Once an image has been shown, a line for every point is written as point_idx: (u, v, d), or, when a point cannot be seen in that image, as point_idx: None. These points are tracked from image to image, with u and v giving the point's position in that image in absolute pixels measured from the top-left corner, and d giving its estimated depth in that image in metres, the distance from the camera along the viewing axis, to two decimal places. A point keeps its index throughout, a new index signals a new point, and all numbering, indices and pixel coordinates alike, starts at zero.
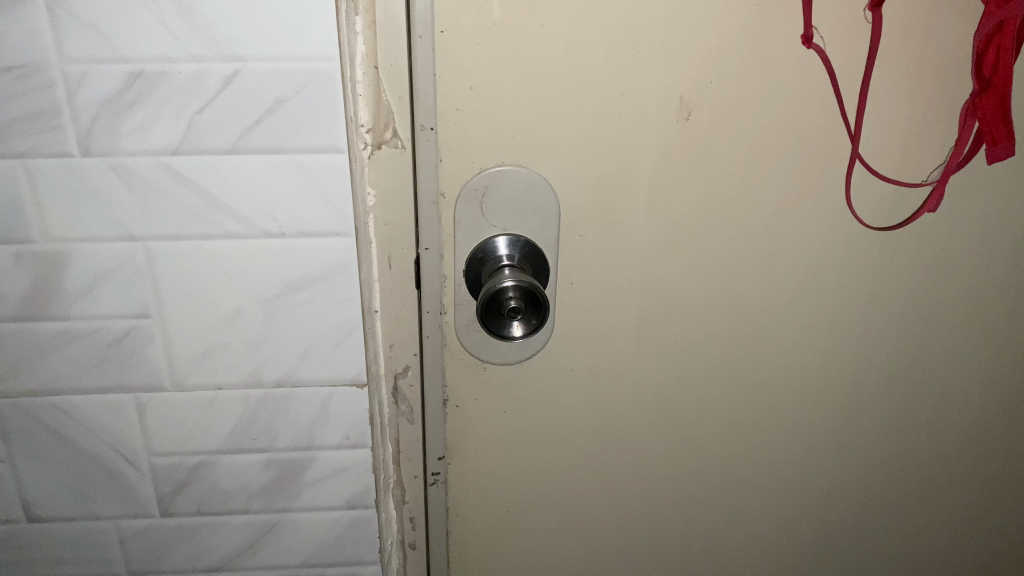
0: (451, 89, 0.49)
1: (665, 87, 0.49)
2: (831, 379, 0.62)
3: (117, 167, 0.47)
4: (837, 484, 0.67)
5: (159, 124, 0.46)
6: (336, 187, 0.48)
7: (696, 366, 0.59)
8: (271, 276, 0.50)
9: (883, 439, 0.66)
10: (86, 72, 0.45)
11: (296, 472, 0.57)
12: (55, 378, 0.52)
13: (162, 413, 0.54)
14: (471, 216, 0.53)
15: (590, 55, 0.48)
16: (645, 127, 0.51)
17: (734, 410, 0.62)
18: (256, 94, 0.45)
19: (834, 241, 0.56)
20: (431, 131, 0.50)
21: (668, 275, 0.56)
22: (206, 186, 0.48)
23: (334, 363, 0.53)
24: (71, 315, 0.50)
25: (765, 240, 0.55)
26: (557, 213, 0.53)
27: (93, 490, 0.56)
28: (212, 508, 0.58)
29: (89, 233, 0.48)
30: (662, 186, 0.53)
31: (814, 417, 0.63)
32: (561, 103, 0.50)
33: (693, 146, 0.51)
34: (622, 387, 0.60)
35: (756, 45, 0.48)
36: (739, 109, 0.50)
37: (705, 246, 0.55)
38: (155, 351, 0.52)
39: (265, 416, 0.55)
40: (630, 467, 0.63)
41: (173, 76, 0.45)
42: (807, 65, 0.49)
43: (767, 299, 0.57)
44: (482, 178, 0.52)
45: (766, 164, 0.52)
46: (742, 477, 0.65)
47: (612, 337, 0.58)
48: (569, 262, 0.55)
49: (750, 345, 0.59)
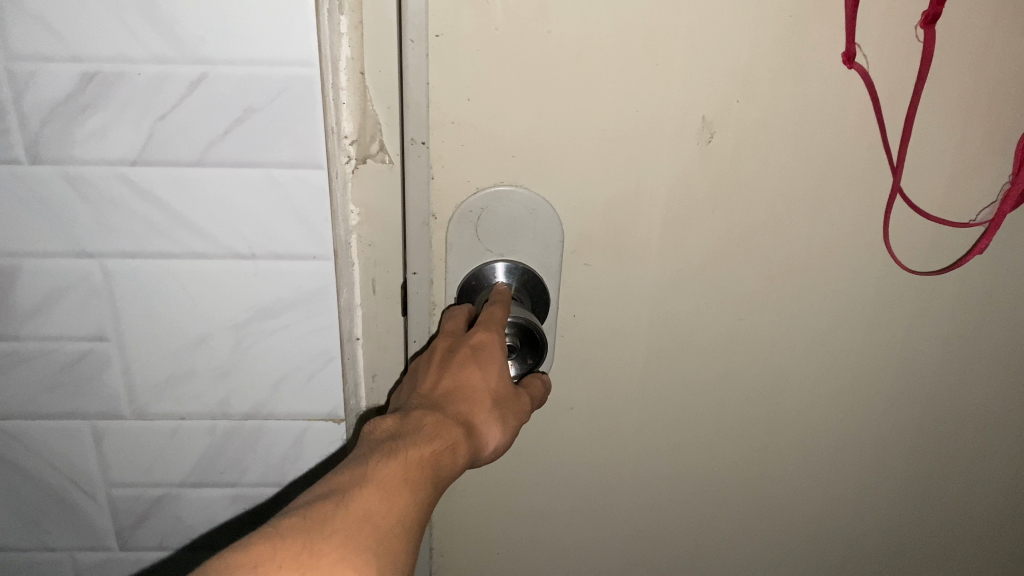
0: (446, 100, 0.43)
1: (683, 106, 0.43)
2: (858, 430, 0.56)
3: (70, 177, 0.42)
4: (858, 536, 0.61)
5: (117, 132, 0.41)
6: (314, 206, 0.44)
7: (707, 407, 0.54)
8: (241, 300, 0.46)
9: (914, 495, 0.59)
10: (34, 71, 0.40)
11: (267, 509, 0.53)
12: (5, 402, 0.48)
13: (122, 443, 0.49)
14: (465, 239, 0.47)
15: (600, 68, 0.42)
16: (660, 150, 0.44)
17: (749, 455, 0.56)
18: (225, 101, 0.41)
19: (870, 281, 0.50)
20: (422, 146, 0.44)
21: (680, 311, 0.50)
22: (168, 201, 0.43)
23: (311, 395, 0.49)
24: (21, 334, 0.46)
25: (793, 279, 0.49)
26: (560, 239, 0.47)
27: (47, 519, 0.52)
28: (176, 541, 0.53)
29: (39, 246, 0.44)
30: (679, 215, 0.47)
31: (839, 469, 0.57)
32: (566, 120, 0.44)
33: (715, 173, 0.45)
34: (625, 427, 0.54)
35: (789, 60, 0.42)
36: (768, 134, 0.44)
37: (723, 282, 0.49)
38: (114, 376, 0.47)
39: (234, 449, 0.50)
40: (630, 512, 0.58)
41: (132, 78, 0.40)
42: (847, 88, 0.43)
43: (790, 339, 0.51)
44: (478, 199, 0.46)
45: (797, 196, 0.46)
46: (755, 525, 0.60)
47: (616, 374, 0.52)
48: (572, 293, 0.49)
49: (769, 389, 0.53)
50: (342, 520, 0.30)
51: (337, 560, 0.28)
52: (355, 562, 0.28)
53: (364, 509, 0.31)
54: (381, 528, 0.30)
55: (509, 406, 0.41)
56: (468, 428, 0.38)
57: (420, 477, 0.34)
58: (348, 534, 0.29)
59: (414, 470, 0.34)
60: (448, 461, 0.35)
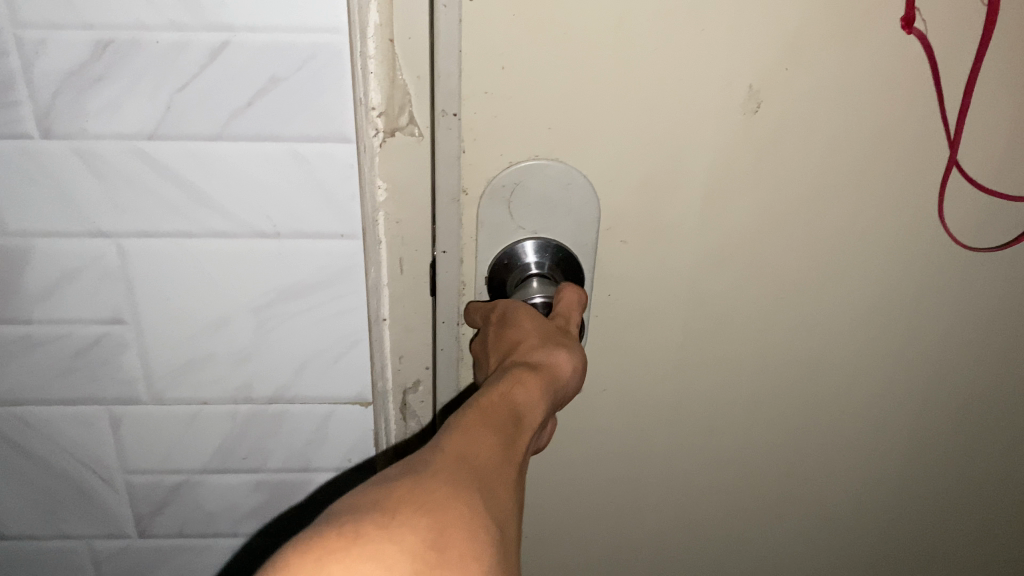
0: (478, 71, 0.40)
1: (728, 74, 0.41)
2: (901, 408, 0.54)
3: (83, 152, 0.40)
4: (893, 517, 0.60)
5: (132, 104, 0.39)
6: (340, 182, 0.41)
7: (743, 388, 0.52)
8: (264, 281, 0.44)
9: (955, 471, 0.58)
10: (44, 39, 0.37)
11: (291, 494, 0.51)
12: (17, 387, 0.46)
13: (139, 429, 0.47)
14: (497, 216, 0.44)
15: (644, 34, 0.39)
16: (705, 123, 0.42)
17: (786, 435, 0.54)
18: (247, 71, 0.38)
19: (919, 255, 0.47)
20: (454, 117, 0.41)
21: (719, 290, 0.48)
22: (187, 177, 0.41)
23: (335, 378, 0.47)
24: (34, 318, 0.44)
25: (838, 254, 0.47)
26: (596, 216, 0.45)
27: (62, 508, 0.50)
28: (196, 530, 0.52)
29: (51, 226, 0.41)
30: (721, 188, 0.44)
31: (879, 447, 0.56)
32: (606, 92, 0.41)
33: (760, 145, 0.43)
34: (658, 409, 0.52)
35: (840, 23, 0.40)
36: (818, 104, 0.42)
37: (765, 258, 0.47)
38: (131, 361, 0.45)
39: (255, 435, 0.48)
40: (661, 492, 0.57)
41: (147, 46, 0.38)
42: (903, 55, 0.41)
43: (832, 316, 0.49)
44: (510, 173, 0.43)
45: (845, 169, 0.44)
46: (791, 505, 0.58)
47: (650, 356, 0.50)
48: (607, 271, 0.47)
49: (808, 368, 0.51)
50: (442, 461, 0.27)
51: (451, 495, 0.26)
52: (468, 497, 0.26)
53: (456, 450, 0.28)
54: (483, 464, 0.28)
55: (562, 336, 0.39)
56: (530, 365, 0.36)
57: (498, 414, 0.32)
58: (454, 474, 0.27)
59: (490, 412, 0.31)
60: (522, 395, 0.33)
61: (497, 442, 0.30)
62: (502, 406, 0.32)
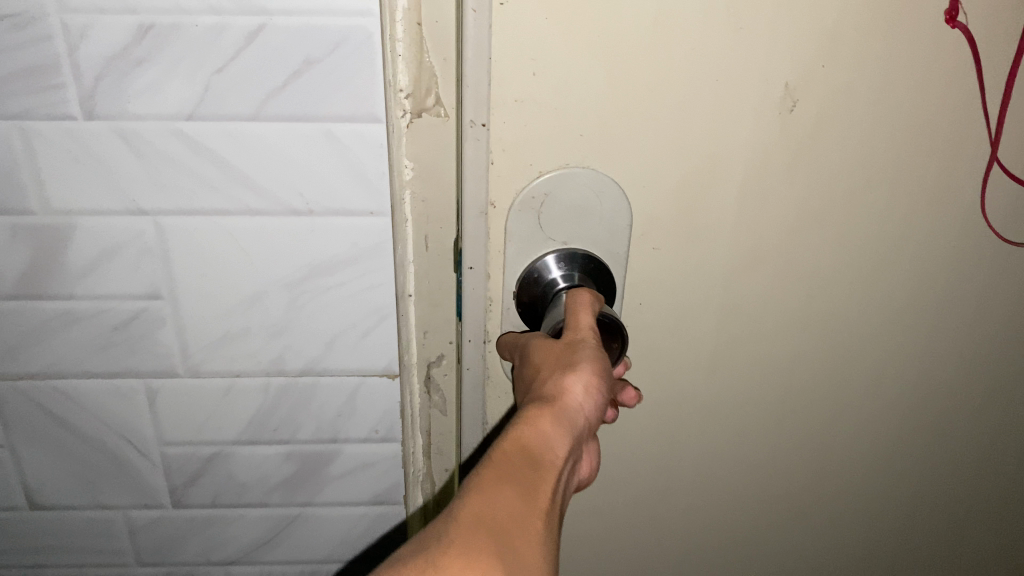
0: (507, 77, 0.40)
1: (765, 73, 0.41)
2: (922, 392, 0.55)
3: (124, 133, 0.41)
4: (914, 500, 0.61)
5: (172, 86, 0.40)
6: (371, 160, 0.43)
7: (768, 380, 0.53)
8: (297, 256, 0.45)
9: (976, 451, 0.59)
10: (89, 24, 0.39)
11: (320, 466, 0.53)
12: (57, 362, 0.47)
13: (175, 401, 0.49)
14: (526, 227, 0.45)
15: (681, 35, 0.40)
16: (738, 117, 0.42)
17: (811, 421, 0.56)
18: (284, 53, 0.40)
19: (940, 243, 0.49)
20: (482, 128, 0.41)
21: (747, 288, 0.49)
22: (222, 155, 0.42)
23: (365, 353, 0.49)
24: (75, 294, 0.45)
25: (863, 245, 0.48)
26: (627, 223, 0.45)
27: (100, 478, 0.52)
28: (228, 500, 0.53)
29: (92, 204, 0.43)
30: (755, 185, 0.45)
31: (900, 433, 0.57)
32: (641, 93, 0.41)
33: (793, 141, 0.44)
34: (686, 405, 0.53)
35: (875, 19, 0.41)
36: (851, 98, 0.43)
37: (793, 252, 0.48)
38: (168, 335, 0.47)
39: (287, 406, 0.50)
40: (691, 484, 0.57)
41: (188, 30, 0.39)
42: (942, 47, 0.42)
43: (856, 307, 0.51)
44: (541, 183, 0.44)
45: (873, 164, 0.45)
46: (817, 490, 0.59)
47: (679, 359, 0.51)
48: (637, 273, 0.48)
49: (833, 356, 0.53)
50: (455, 529, 0.28)
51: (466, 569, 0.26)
52: (484, 566, 0.27)
53: (471, 510, 0.29)
54: (498, 523, 0.28)
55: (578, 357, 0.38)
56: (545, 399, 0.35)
57: (515, 461, 0.31)
58: (467, 543, 0.27)
59: (505, 460, 0.31)
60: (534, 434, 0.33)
61: (515, 493, 0.30)
62: (515, 450, 0.32)
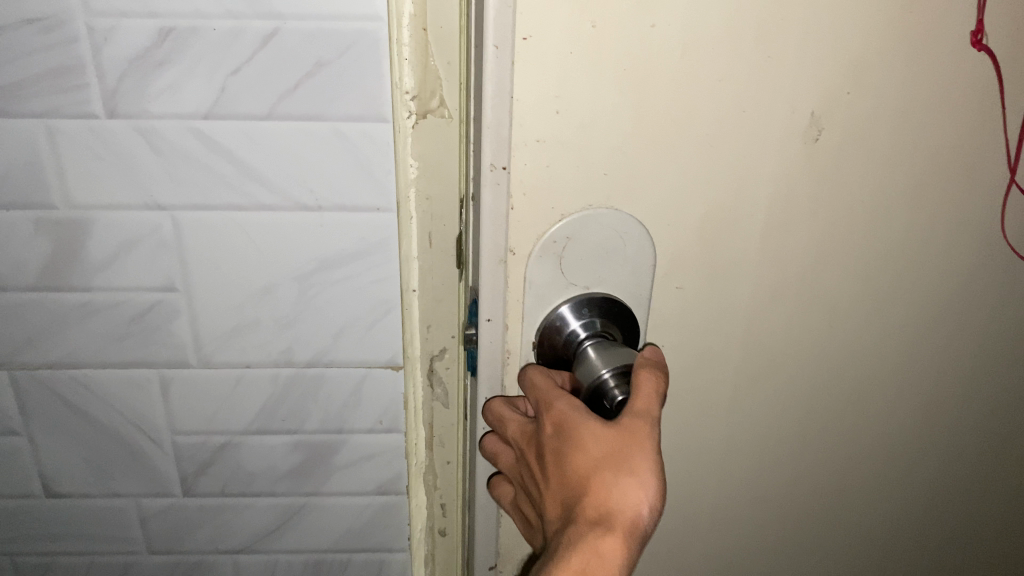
0: (531, 116, 0.34)
1: (792, 101, 0.36)
2: (943, 439, 0.51)
3: (143, 131, 0.44)
4: (948, 552, 0.58)
5: (190, 86, 0.43)
6: (378, 159, 0.45)
7: (800, 437, 0.48)
8: (308, 250, 0.47)
9: (1000, 494, 0.56)
10: (112, 27, 0.41)
11: (326, 455, 0.55)
12: (75, 352, 0.49)
13: (187, 391, 0.51)
14: (545, 274, 0.39)
15: (705, 63, 0.34)
16: (767, 155, 0.37)
17: (835, 473, 0.51)
18: (296, 56, 0.42)
19: (974, 278, 0.45)
20: (503, 171, 0.35)
21: (779, 336, 0.43)
22: (236, 152, 0.44)
23: (371, 345, 0.51)
24: (94, 286, 0.47)
25: (899, 289, 0.44)
26: (652, 265, 0.39)
27: (113, 467, 0.54)
28: (237, 489, 0.55)
29: (113, 199, 0.45)
30: (788, 227, 0.39)
31: (933, 484, 0.53)
32: (664, 126, 0.35)
33: (826, 177, 0.38)
34: (716, 467, 0.48)
35: (915, 44, 0.36)
36: (875, 124, 0.38)
37: (824, 296, 0.43)
38: (182, 326, 0.49)
39: (295, 397, 0.52)
40: (714, 548, 0.51)
41: (205, 33, 0.41)
42: (978, 74, 0.38)
43: (896, 352, 0.46)
44: (562, 226, 0.37)
45: (902, 201, 0.41)
46: (838, 546, 0.54)
47: (710, 414, 0.45)
48: (660, 318, 0.41)
49: (858, 404, 0.48)
50: None
51: None
52: None
53: None
54: None
55: (631, 445, 0.34)
56: (601, 524, 0.33)
57: None
58: None
59: None
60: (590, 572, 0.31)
61: None
62: None
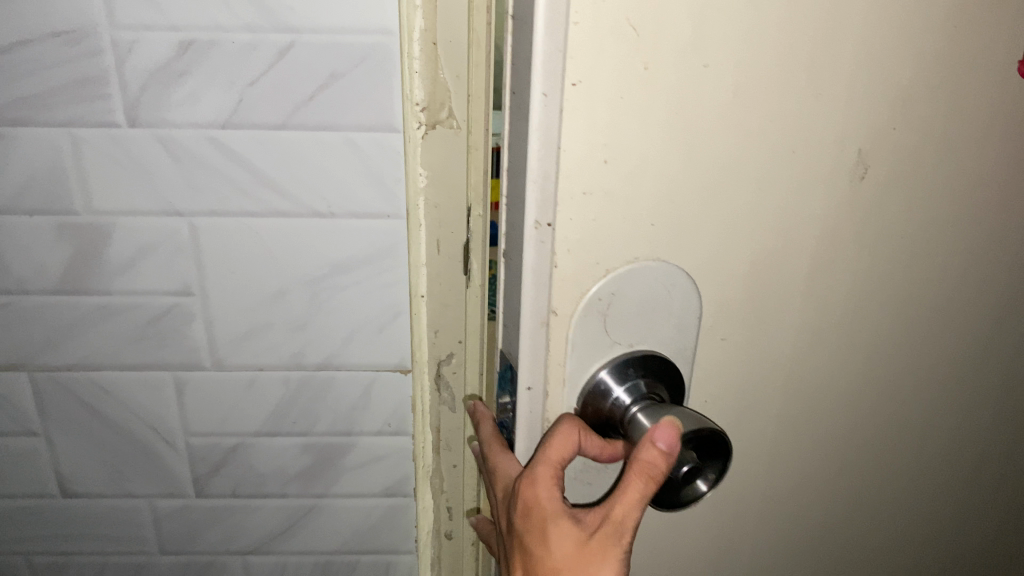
0: (577, 167, 0.32)
1: (840, 138, 0.36)
2: (959, 464, 0.51)
3: (163, 140, 0.45)
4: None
5: (208, 96, 0.44)
6: (388, 167, 0.47)
7: (832, 471, 0.47)
8: (319, 255, 0.49)
9: (1008, 515, 0.56)
10: (135, 40, 0.43)
11: (336, 456, 0.56)
12: (92, 354, 0.51)
13: (201, 393, 0.53)
14: (591, 338, 0.37)
15: (754, 107, 0.33)
16: (814, 188, 0.37)
17: (860, 504, 0.50)
18: (312, 69, 0.44)
19: (993, 299, 0.46)
20: (548, 228, 0.33)
21: (813, 367, 0.43)
22: (252, 160, 0.46)
23: (380, 348, 0.52)
24: (113, 290, 0.49)
25: (924, 313, 0.44)
26: (696, 315, 0.38)
27: (127, 468, 0.55)
28: (248, 490, 0.56)
29: (133, 205, 0.47)
30: (826, 263, 0.39)
31: (953, 506, 0.54)
32: (719, 169, 0.34)
33: (863, 209, 0.39)
34: (754, 506, 0.46)
35: (942, 74, 0.37)
36: (917, 157, 0.38)
37: (857, 328, 0.43)
38: (197, 329, 0.51)
39: (305, 400, 0.53)
40: None
41: (224, 46, 0.43)
42: (1007, 101, 0.39)
43: (919, 379, 0.46)
44: (608, 284, 0.35)
45: (930, 227, 0.41)
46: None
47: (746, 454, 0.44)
48: (703, 370, 0.40)
49: (884, 435, 0.48)
50: None
51: None
52: None
53: None
54: None
55: (602, 553, 0.36)
56: None
57: None
58: None
59: None
60: None
61: None
62: None
